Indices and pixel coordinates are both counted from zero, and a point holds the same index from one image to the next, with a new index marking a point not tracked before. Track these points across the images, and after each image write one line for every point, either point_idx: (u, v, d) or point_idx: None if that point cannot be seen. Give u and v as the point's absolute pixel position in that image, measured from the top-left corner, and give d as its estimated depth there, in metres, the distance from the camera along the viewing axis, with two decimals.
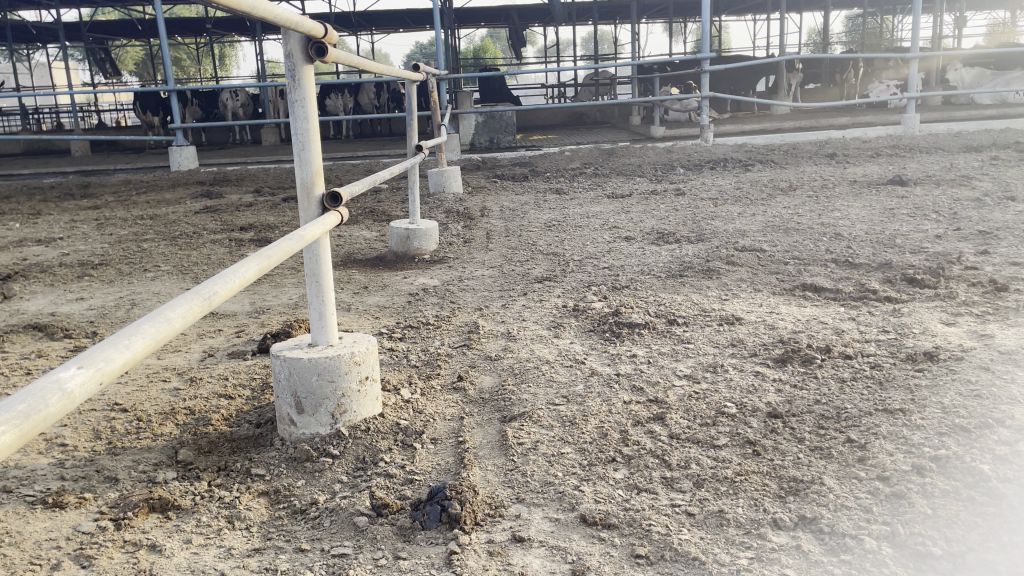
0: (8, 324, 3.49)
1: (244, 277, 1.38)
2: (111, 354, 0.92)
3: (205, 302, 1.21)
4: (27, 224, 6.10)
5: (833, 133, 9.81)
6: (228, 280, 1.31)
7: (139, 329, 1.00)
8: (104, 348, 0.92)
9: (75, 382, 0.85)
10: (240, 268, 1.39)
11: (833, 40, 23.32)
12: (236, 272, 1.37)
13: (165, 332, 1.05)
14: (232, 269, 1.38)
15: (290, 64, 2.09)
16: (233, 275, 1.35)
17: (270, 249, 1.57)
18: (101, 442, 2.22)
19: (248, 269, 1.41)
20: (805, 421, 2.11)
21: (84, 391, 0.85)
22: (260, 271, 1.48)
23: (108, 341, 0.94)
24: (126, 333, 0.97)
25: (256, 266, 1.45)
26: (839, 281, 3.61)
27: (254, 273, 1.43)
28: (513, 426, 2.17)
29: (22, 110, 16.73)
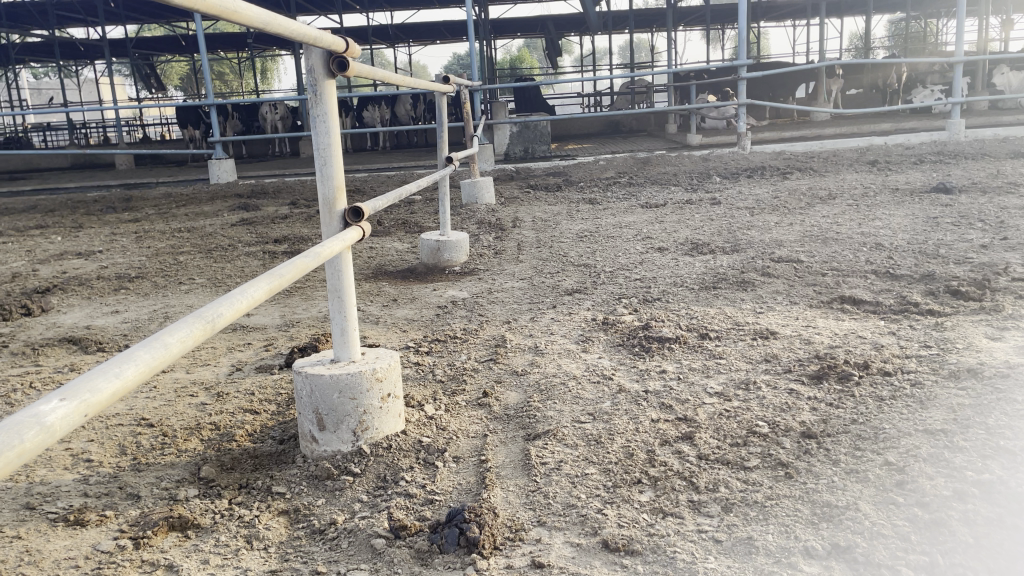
0: (45, 337, 3.55)
1: (253, 298, 1.37)
2: (95, 387, 0.93)
3: (207, 325, 1.21)
4: (69, 237, 6.23)
5: (874, 139, 9.61)
6: (234, 302, 1.31)
7: (133, 358, 1.01)
8: (91, 380, 0.93)
9: (56, 414, 0.86)
10: (249, 289, 1.39)
11: (876, 44, 22.89)
12: (244, 293, 1.36)
13: (160, 360, 1.06)
14: (240, 290, 1.38)
15: (312, 78, 2.08)
16: (240, 295, 1.34)
17: (283, 268, 1.56)
18: (126, 458, 2.23)
19: (258, 289, 1.41)
20: (842, 442, 2.02)
21: (66, 425, 0.86)
22: (271, 291, 1.48)
23: (98, 371, 0.96)
24: (117, 364, 0.98)
25: (267, 286, 1.45)
26: (880, 293, 3.50)
27: (264, 292, 1.42)
28: (536, 445, 2.13)
29: (70, 124, 17.18)
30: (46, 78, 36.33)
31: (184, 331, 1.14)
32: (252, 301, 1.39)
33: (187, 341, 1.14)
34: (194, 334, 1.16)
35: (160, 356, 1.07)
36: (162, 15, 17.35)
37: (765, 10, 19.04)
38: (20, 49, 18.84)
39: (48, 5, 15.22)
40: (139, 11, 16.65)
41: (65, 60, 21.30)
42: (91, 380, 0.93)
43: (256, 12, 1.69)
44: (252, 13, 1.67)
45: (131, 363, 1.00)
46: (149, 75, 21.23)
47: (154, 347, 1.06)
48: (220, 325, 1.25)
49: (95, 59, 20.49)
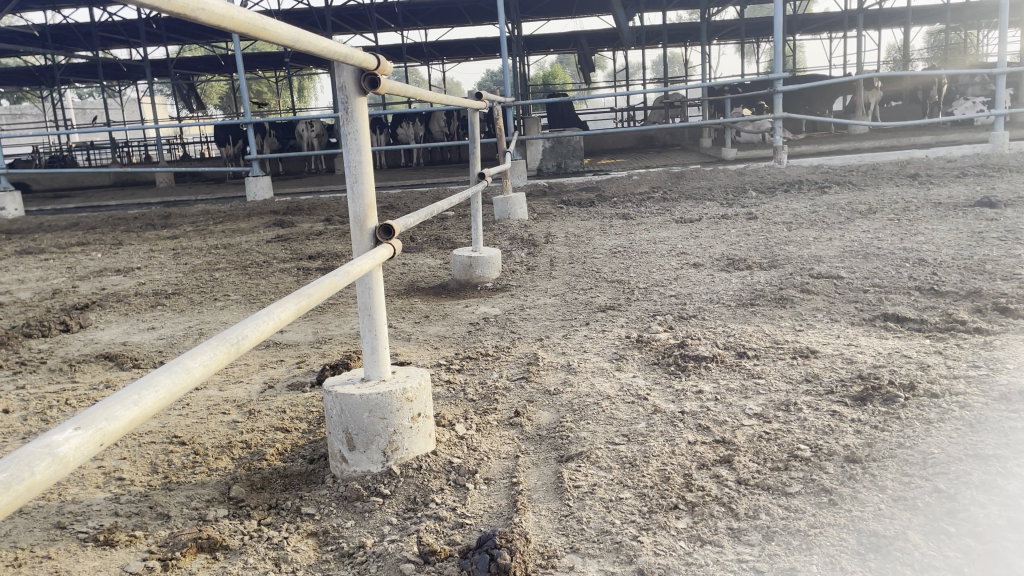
0: (83, 353, 3.58)
1: (282, 318, 1.36)
2: (112, 415, 0.92)
3: (233, 347, 1.20)
4: (108, 254, 6.33)
5: (915, 152, 9.45)
6: (260, 323, 1.29)
7: (155, 383, 1.00)
8: (108, 408, 0.92)
9: (71, 445, 0.85)
10: (277, 309, 1.38)
11: (915, 55, 22.49)
12: (271, 314, 1.34)
13: (183, 385, 1.05)
14: (268, 310, 1.36)
15: (343, 96, 2.06)
16: (267, 316, 1.32)
17: (312, 287, 1.54)
18: (157, 477, 2.22)
19: (286, 309, 1.39)
20: (887, 467, 1.95)
21: (80, 456, 0.85)
22: (299, 311, 1.45)
23: (114, 399, 0.95)
24: (135, 390, 0.97)
25: (295, 306, 1.43)
26: (924, 310, 3.40)
27: (292, 313, 1.40)
28: (570, 467, 2.08)
29: (112, 143, 17.56)
30: (91, 97, 37.35)
31: (208, 355, 1.13)
32: (280, 322, 1.37)
33: (210, 365, 1.12)
34: (217, 358, 1.14)
35: (180, 381, 1.05)
36: (202, 36, 17.70)
37: (801, 22, 18.85)
38: (66, 70, 19.36)
39: (92, 26, 15.61)
40: (179, 31, 17.01)
41: (109, 80, 21.85)
42: (106, 408, 0.92)
43: (285, 30, 1.68)
44: (282, 30, 1.66)
45: (149, 389, 0.99)
46: (190, 94, 21.69)
47: (175, 371, 1.05)
48: (246, 347, 1.23)
49: (137, 79, 20.96)
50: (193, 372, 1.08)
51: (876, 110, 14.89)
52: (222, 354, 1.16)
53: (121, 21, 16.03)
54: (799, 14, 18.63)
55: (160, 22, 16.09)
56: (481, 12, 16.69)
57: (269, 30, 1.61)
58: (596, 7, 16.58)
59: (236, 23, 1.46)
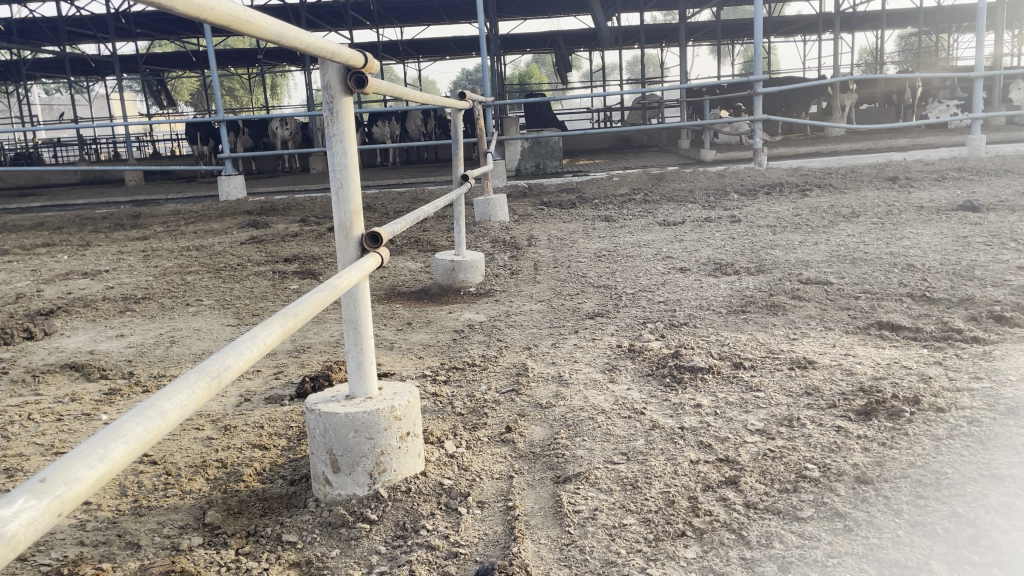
0: (47, 362, 3.41)
1: (267, 343, 1.23)
2: (72, 478, 0.80)
3: (214, 380, 1.08)
4: (75, 256, 6.10)
5: (893, 155, 9.46)
6: (242, 351, 1.17)
7: (125, 433, 0.88)
8: (69, 468, 0.80)
9: (21, 520, 0.72)
10: (261, 332, 1.25)
11: (888, 58, 22.68)
12: (255, 338, 1.22)
13: (156, 430, 0.93)
14: (251, 333, 1.24)
15: (328, 95, 1.94)
16: (250, 342, 1.20)
17: (297, 304, 1.42)
18: (126, 500, 2.08)
19: (271, 332, 1.27)
20: (900, 488, 1.86)
21: (33, 533, 0.73)
22: (285, 333, 1.33)
23: (77, 455, 0.83)
24: (100, 443, 0.85)
25: (280, 328, 1.30)
26: (918, 318, 3.33)
27: (278, 336, 1.28)
28: (568, 489, 1.97)
29: (81, 140, 17.19)
30: (58, 94, 36.67)
31: (187, 394, 1.01)
32: (266, 346, 1.25)
33: (190, 405, 1.00)
34: (197, 395, 1.02)
35: (153, 428, 0.93)
36: (172, 31, 17.35)
37: (775, 24, 18.94)
38: (32, 65, 18.93)
39: (60, 21, 15.26)
40: (150, 27, 16.71)
41: (77, 76, 21.39)
42: (65, 469, 0.80)
43: (272, 23, 1.55)
44: (267, 23, 1.53)
45: (116, 441, 0.87)
46: (161, 91, 21.34)
47: (147, 417, 0.93)
48: (227, 379, 1.11)
49: (105, 76, 20.49)
50: (168, 417, 0.96)
51: (852, 113, 14.97)
52: (201, 391, 1.04)
53: (90, 15, 15.70)
54: (774, 16, 18.69)
55: (131, 18, 15.78)
56: (457, 11, 16.55)
57: (253, 23, 1.47)
58: (573, 7, 16.50)
59: (220, 16, 1.32)
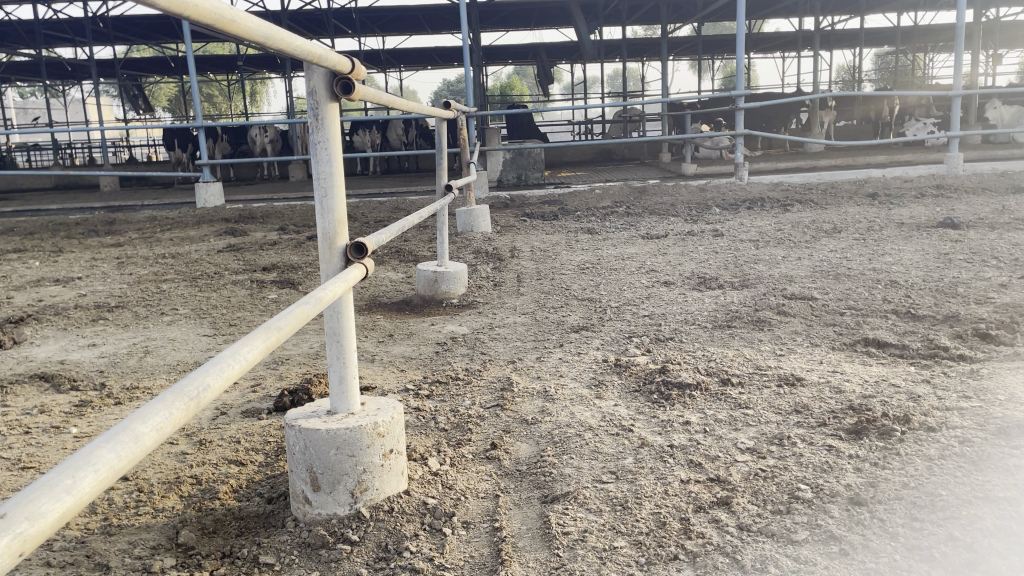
0: (16, 372, 3.30)
1: (248, 360, 1.17)
2: (35, 513, 0.73)
3: (190, 401, 1.01)
4: (47, 262, 5.97)
5: (872, 171, 9.52)
6: (223, 368, 1.11)
7: (96, 462, 0.82)
8: (33, 502, 0.74)
9: None
10: (243, 348, 1.19)
11: (866, 75, 22.96)
12: (236, 355, 1.16)
13: (129, 457, 0.87)
14: (232, 348, 1.17)
15: (313, 102, 1.88)
16: (230, 359, 1.14)
17: (281, 317, 1.35)
18: (96, 518, 2.00)
19: (253, 348, 1.21)
20: (895, 510, 1.82)
21: None
22: (268, 348, 1.27)
23: (43, 487, 0.76)
24: (67, 473, 0.79)
25: (263, 344, 1.24)
26: (904, 335, 3.32)
27: (260, 352, 1.22)
28: (556, 509, 1.92)
29: (56, 144, 16.94)
30: (33, 98, 36.26)
31: (165, 417, 0.95)
32: (247, 363, 1.19)
33: (167, 429, 0.94)
34: (175, 417, 0.96)
35: (128, 454, 0.87)
36: (151, 36, 17.17)
37: (755, 40, 19.14)
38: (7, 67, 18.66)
39: (37, 23, 15.06)
40: (128, 31, 16.55)
41: (53, 80, 21.10)
42: (28, 503, 0.73)
43: (258, 25, 1.49)
44: (253, 25, 1.46)
45: (86, 469, 0.81)
46: (139, 96, 21.13)
47: (121, 443, 0.87)
48: (206, 399, 1.05)
49: (82, 80, 20.26)
50: (143, 443, 0.89)
51: (831, 129, 15.11)
52: (180, 413, 0.98)
53: (67, 19, 15.53)
54: (754, 32, 18.89)
55: (109, 22, 15.62)
56: (440, 21, 16.56)
57: (238, 24, 1.40)
58: (556, 19, 16.57)
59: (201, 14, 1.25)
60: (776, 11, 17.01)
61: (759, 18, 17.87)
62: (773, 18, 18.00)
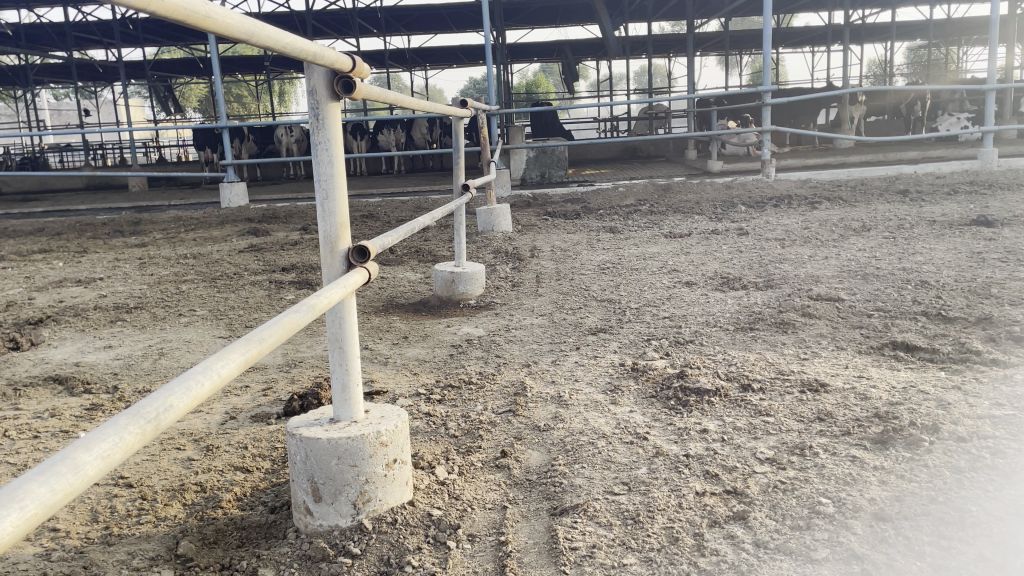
0: (30, 375, 3.29)
1: (220, 376, 1.12)
2: None
3: (143, 424, 0.95)
4: (70, 263, 6.00)
5: (903, 168, 9.31)
6: (187, 388, 1.05)
7: (24, 497, 0.76)
8: None
9: None
10: (217, 363, 1.13)
11: (897, 69, 22.56)
12: (208, 371, 1.10)
13: (65, 494, 0.80)
14: (203, 364, 1.12)
15: (313, 101, 1.83)
16: (199, 377, 1.08)
17: (265, 328, 1.30)
18: (97, 527, 1.97)
19: (228, 362, 1.15)
20: (921, 526, 1.72)
21: None
22: (246, 361, 1.21)
23: None
24: None
25: (240, 357, 1.18)
26: (934, 338, 3.20)
27: (237, 366, 1.16)
28: (564, 522, 1.85)
29: (87, 146, 17.15)
30: (66, 100, 36.83)
31: (114, 446, 0.89)
32: (221, 380, 1.14)
33: (115, 456, 0.88)
34: (125, 443, 0.91)
35: (68, 486, 0.81)
36: (179, 37, 17.31)
37: (784, 35, 18.85)
38: (40, 69, 18.93)
39: (68, 26, 15.26)
40: (157, 33, 16.69)
41: (84, 82, 21.40)
42: None
43: (243, 21, 1.41)
44: (236, 20, 1.39)
45: (11, 507, 0.74)
46: (168, 97, 21.31)
47: (60, 475, 0.81)
48: (166, 421, 0.99)
49: (112, 81, 20.51)
50: (86, 472, 0.84)
51: (862, 124, 14.85)
52: (134, 437, 0.93)
53: (96, 21, 15.71)
54: (783, 27, 18.58)
55: (138, 24, 15.77)
56: (465, 20, 16.51)
57: (220, 20, 1.32)
58: (581, 16, 16.44)
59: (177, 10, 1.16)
60: (805, 5, 16.73)
61: (788, 13, 17.59)
62: (803, 12, 17.71)
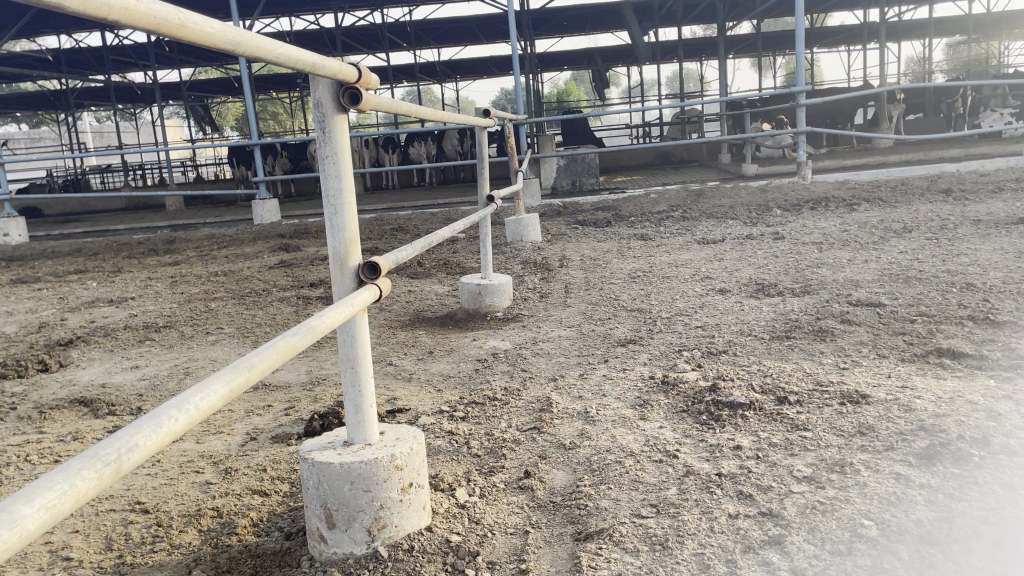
0: (57, 397, 3.29)
1: (198, 410, 1.07)
2: None
3: (99, 469, 0.89)
4: (104, 283, 6.06)
5: (945, 166, 9.03)
6: (156, 429, 0.99)
7: None
8: None
9: None
10: (196, 397, 1.09)
11: (937, 65, 22.08)
12: (184, 407, 1.06)
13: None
14: (181, 400, 1.07)
15: (318, 114, 1.77)
16: (170, 417, 1.03)
17: (254, 357, 1.26)
18: (111, 556, 1.93)
19: (209, 395, 1.11)
20: (972, 550, 1.60)
21: None
22: (231, 392, 1.17)
23: None
24: None
25: (223, 389, 1.14)
26: (983, 344, 3.04)
27: (218, 399, 1.12)
28: (589, 549, 1.76)
29: (127, 166, 17.49)
30: (105, 122, 37.64)
31: (63, 494, 0.82)
32: (201, 413, 1.09)
33: (64, 506, 0.82)
34: (76, 491, 0.84)
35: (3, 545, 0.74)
36: (213, 57, 17.59)
37: (818, 35, 18.55)
38: (80, 93, 19.36)
39: (106, 50, 15.58)
40: (192, 54, 16.99)
41: (124, 104, 21.84)
42: None
43: (232, 32, 1.29)
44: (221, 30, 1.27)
45: None
46: (205, 117, 21.70)
47: None
48: (130, 464, 0.94)
49: (150, 103, 20.89)
50: (25, 527, 0.76)
51: (900, 122, 14.52)
52: (88, 484, 0.86)
53: (133, 44, 16.01)
54: (817, 26, 18.26)
55: (173, 46, 16.04)
56: (493, 31, 16.52)
57: (199, 29, 1.21)
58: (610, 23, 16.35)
59: (152, 19, 1.08)
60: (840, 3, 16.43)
61: (822, 12, 17.30)
62: (837, 11, 17.43)
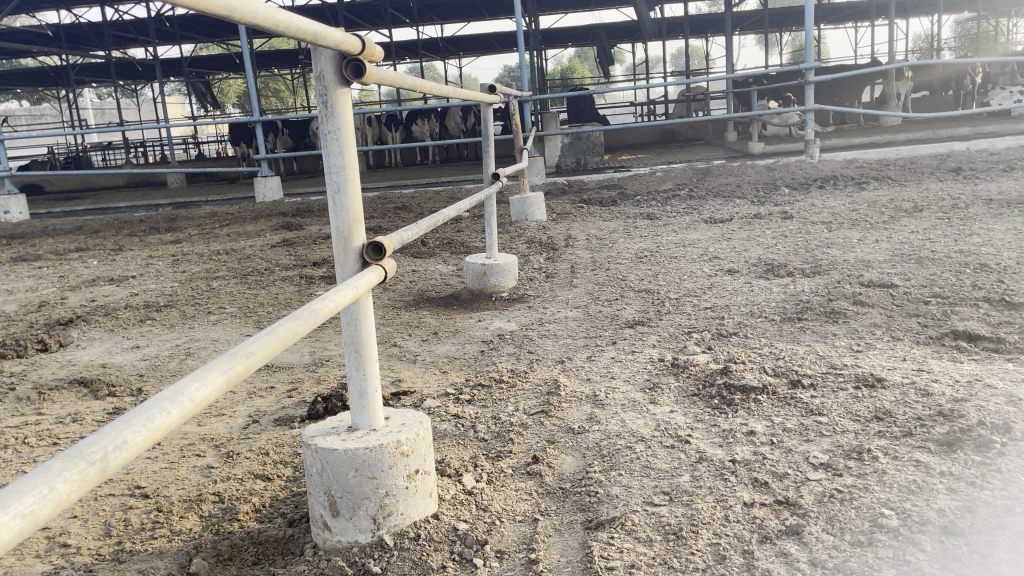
0: (57, 377, 3.25)
1: (192, 402, 1.02)
2: None
3: (77, 468, 0.83)
4: (105, 261, 6.00)
5: (954, 144, 8.90)
6: (145, 423, 0.94)
7: None
8: None
9: None
10: (191, 387, 1.04)
11: (946, 42, 21.84)
12: (177, 398, 1.00)
13: None
14: (173, 391, 1.02)
15: (320, 87, 1.69)
16: (160, 410, 0.97)
17: (252, 342, 1.20)
18: (110, 542, 1.88)
19: (205, 384, 1.06)
20: (997, 543, 1.54)
21: None
22: (229, 381, 1.12)
23: None
24: None
25: (220, 378, 1.09)
26: (999, 326, 2.98)
27: (215, 388, 1.07)
28: (601, 538, 1.71)
29: (129, 143, 17.38)
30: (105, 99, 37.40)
31: (42, 498, 0.77)
32: (196, 404, 1.04)
33: (44, 511, 0.76)
34: (58, 493, 0.79)
35: None
36: (214, 33, 17.40)
37: (825, 11, 18.32)
38: (81, 69, 19.19)
39: (106, 26, 15.43)
40: (193, 30, 16.81)
41: (125, 81, 21.68)
42: None
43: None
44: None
45: None
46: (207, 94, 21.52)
47: None
48: (117, 462, 0.88)
49: (151, 79, 20.72)
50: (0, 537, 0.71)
51: (908, 100, 14.38)
52: (70, 485, 0.81)
53: (133, 20, 15.83)
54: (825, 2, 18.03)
55: (174, 22, 15.87)
56: (497, 6, 16.31)
57: None
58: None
59: None
60: None
61: None
62: None
